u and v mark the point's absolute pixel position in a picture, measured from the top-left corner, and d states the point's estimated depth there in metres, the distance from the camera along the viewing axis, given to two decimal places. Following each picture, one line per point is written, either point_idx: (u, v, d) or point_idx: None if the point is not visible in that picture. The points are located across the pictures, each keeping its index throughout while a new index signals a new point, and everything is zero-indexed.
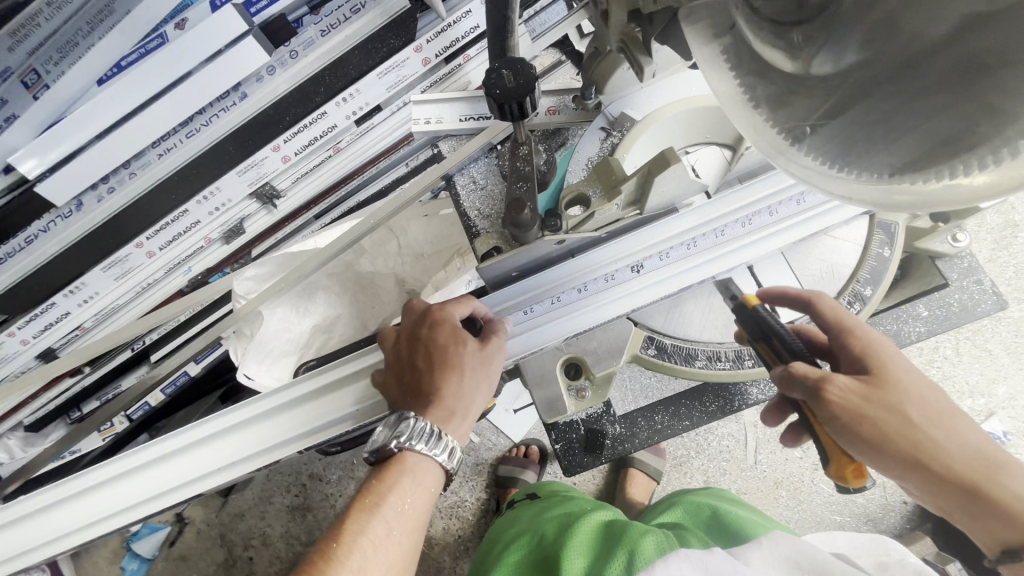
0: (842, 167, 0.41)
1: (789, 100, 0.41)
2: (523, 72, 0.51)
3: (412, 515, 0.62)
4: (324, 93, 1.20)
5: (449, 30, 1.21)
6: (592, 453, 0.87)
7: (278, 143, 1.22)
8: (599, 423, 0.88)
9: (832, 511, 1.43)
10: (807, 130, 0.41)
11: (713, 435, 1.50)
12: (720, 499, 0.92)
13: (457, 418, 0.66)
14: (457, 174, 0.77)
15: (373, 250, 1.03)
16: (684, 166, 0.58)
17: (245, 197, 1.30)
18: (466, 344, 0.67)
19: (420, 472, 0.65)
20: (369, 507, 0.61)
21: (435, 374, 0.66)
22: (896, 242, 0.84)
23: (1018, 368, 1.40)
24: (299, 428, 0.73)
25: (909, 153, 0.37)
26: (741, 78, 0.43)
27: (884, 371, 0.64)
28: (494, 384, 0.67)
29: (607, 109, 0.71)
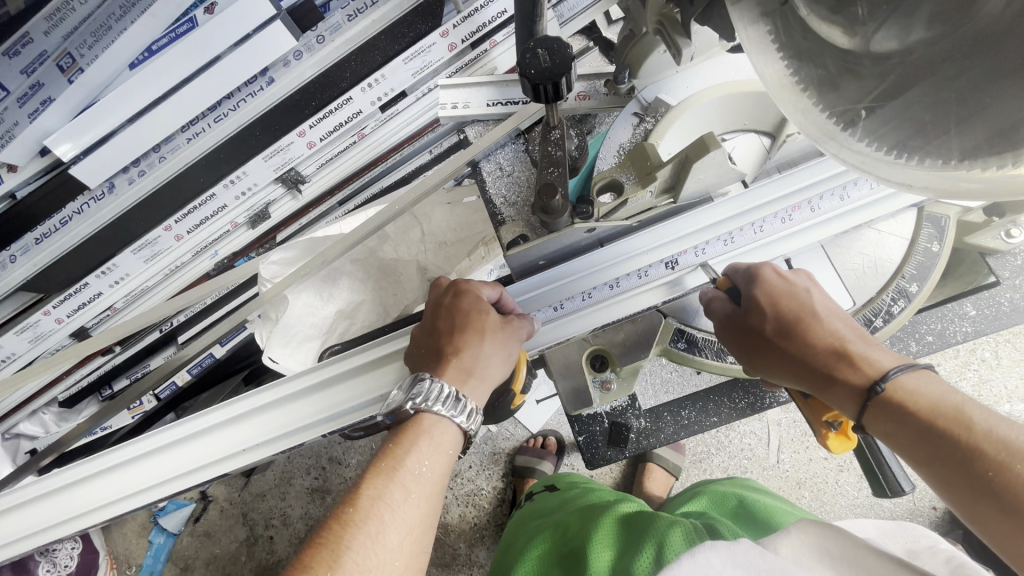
0: (895, 153, 0.40)
1: (839, 82, 0.39)
2: (559, 52, 0.50)
3: (431, 476, 0.61)
4: (350, 78, 1.20)
5: (475, 16, 1.18)
6: (615, 446, 0.86)
7: (303, 128, 1.23)
8: (624, 416, 0.87)
9: (856, 513, 1.39)
10: (861, 115, 0.39)
11: (734, 433, 1.48)
12: (747, 491, 0.91)
13: (476, 384, 0.64)
14: (483, 160, 0.76)
15: (397, 237, 1.03)
16: (724, 153, 0.56)
17: (271, 182, 1.31)
18: (487, 312, 0.66)
19: (436, 435, 0.63)
20: (385, 472, 0.60)
21: (454, 338, 0.65)
22: (946, 236, 0.81)
23: None
24: (320, 414, 0.71)
25: (972, 138, 0.35)
26: (790, 60, 0.41)
27: (777, 300, 0.68)
28: (513, 355, 0.66)
29: (641, 95, 0.69)
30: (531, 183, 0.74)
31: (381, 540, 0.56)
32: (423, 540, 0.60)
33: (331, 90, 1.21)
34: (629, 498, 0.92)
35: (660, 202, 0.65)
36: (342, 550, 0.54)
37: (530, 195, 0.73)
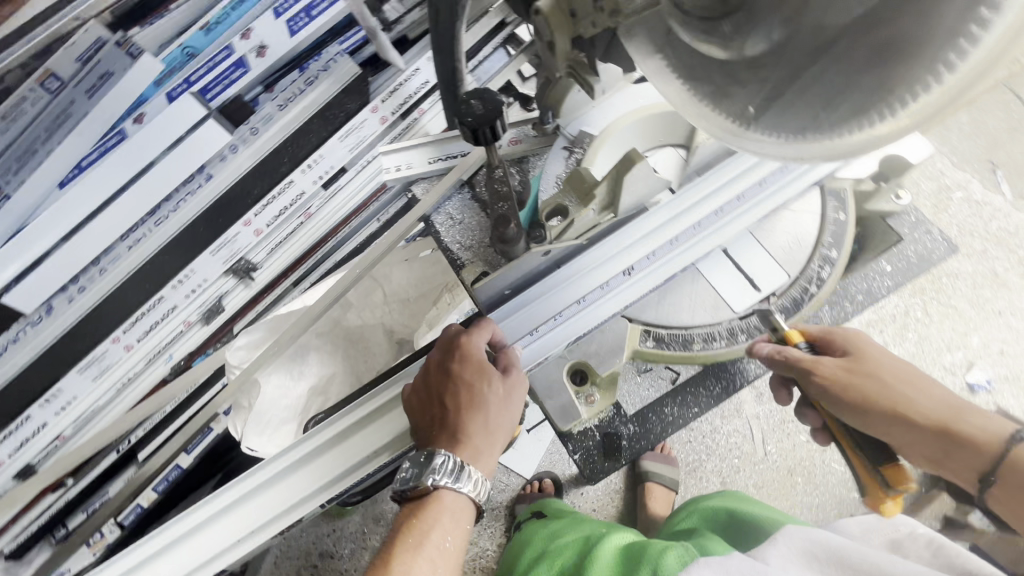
0: (783, 136, 0.47)
1: (727, 90, 0.48)
2: (490, 99, 0.56)
3: (454, 549, 0.65)
4: (289, 162, 1.25)
5: (401, 89, 1.29)
6: (611, 458, 0.86)
7: (249, 217, 1.23)
8: (614, 426, 0.88)
9: (848, 488, 1.45)
10: (751, 112, 0.47)
11: (720, 434, 1.52)
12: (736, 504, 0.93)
13: (491, 457, 0.69)
14: (434, 213, 0.80)
15: (359, 303, 1.04)
16: (648, 164, 0.65)
17: (221, 275, 1.27)
18: (491, 379, 0.69)
19: (454, 506, 0.67)
20: (411, 548, 0.63)
21: (464, 414, 0.69)
22: (848, 206, 0.94)
23: (981, 318, 1.56)
24: (314, 484, 0.70)
25: (839, 115, 0.43)
26: (684, 80, 0.50)
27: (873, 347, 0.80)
28: (517, 418, 0.72)
29: (567, 131, 0.76)
30: (483, 225, 0.78)
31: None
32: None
33: (271, 177, 1.24)
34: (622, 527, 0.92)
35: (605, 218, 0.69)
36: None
37: (483, 236, 0.77)
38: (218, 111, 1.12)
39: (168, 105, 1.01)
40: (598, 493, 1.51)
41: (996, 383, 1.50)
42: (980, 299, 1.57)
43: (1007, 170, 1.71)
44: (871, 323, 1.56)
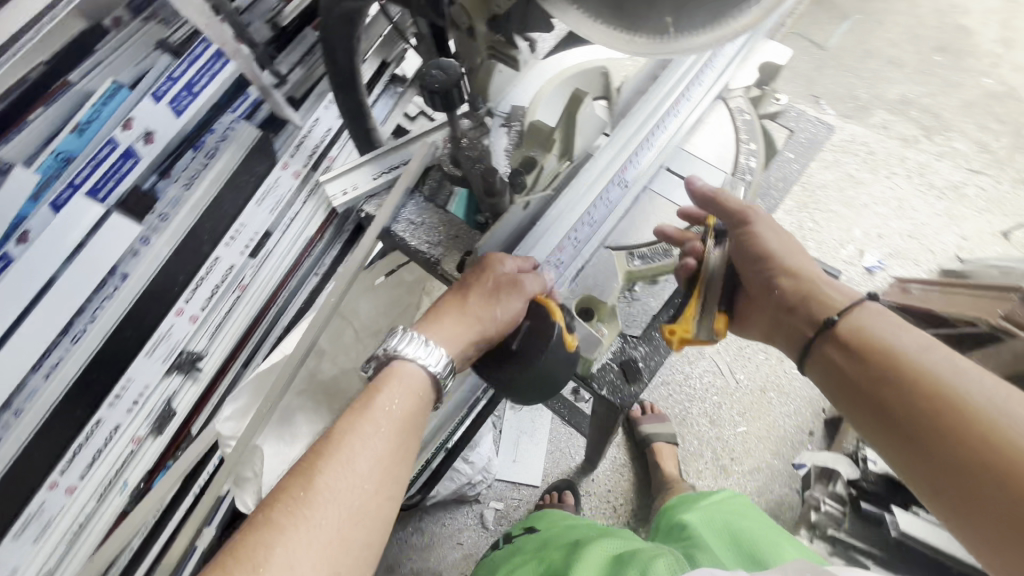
0: (704, 29, 0.52)
1: (642, 8, 0.53)
2: (449, 67, 0.57)
3: (401, 415, 0.62)
4: (209, 240, 1.19)
5: (307, 139, 1.35)
6: (635, 380, 0.81)
7: (180, 305, 1.16)
8: (625, 351, 0.83)
9: (811, 387, 1.63)
10: (669, 21, 0.52)
11: (695, 379, 1.64)
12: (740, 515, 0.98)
13: (464, 337, 0.65)
14: (394, 224, 0.81)
15: (333, 348, 1.00)
16: (592, 99, 0.69)
17: (162, 377, 1.16)
18: (494, 273, 0.66)
19: (410, 378, 0.64)
20: (359, 409, 0.62)
21: (449, 301, 0.68)
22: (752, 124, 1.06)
23: (855, 213, 1.85)
24: None
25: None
26: (599, 18, 0.54)
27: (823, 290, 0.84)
28: (514, 318, 0.66)
29: (500, 109, 0.80)
30: (444, 221, 0.81)
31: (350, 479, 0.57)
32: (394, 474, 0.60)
33: (194, 259, 1.17)
34: (609, 533, 0.95)
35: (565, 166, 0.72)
36: (302, 496, 0.55)
37: (448, 229, 0.80)
38: (115, 207, 1.03)
39: (55, 215, 0.94)
40: (609, 474, 1.56)
41: (885, 262, 1.77)
42: (850, 199, 1.87)
43: (826, 97, 2.07)
44: None
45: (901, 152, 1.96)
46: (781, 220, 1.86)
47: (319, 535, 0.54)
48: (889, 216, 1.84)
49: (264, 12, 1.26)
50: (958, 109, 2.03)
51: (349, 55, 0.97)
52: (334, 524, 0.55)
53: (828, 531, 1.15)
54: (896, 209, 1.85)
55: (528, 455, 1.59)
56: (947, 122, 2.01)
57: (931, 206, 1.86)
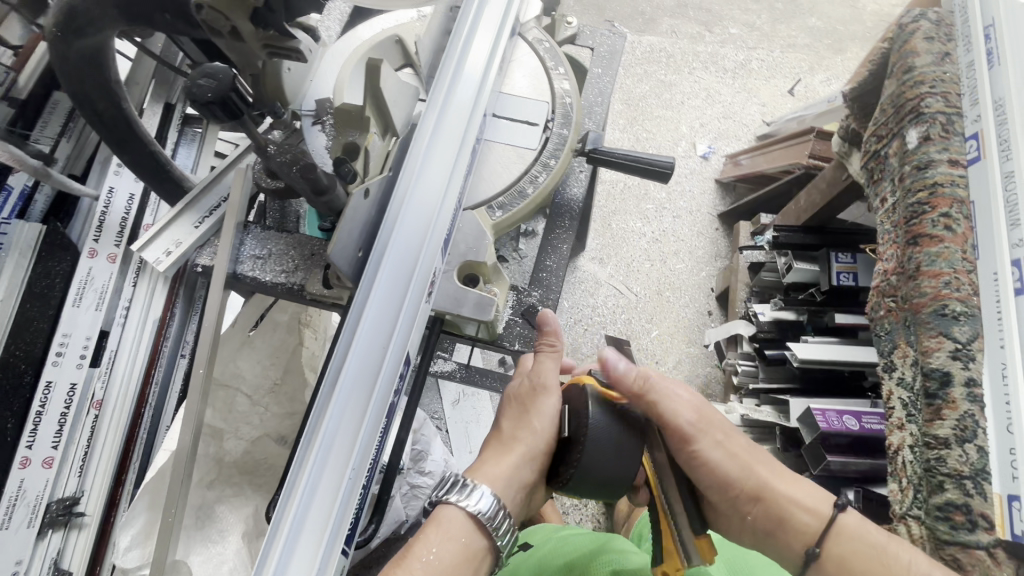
0: None
1: None
2: (218, 74, 0.53)
3: (440, 565, 0.59)
4: (30, 367, 1.02)
5: (108, 219, 1.13)
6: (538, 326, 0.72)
7: (23, 455, 0.98)
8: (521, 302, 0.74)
9: (696, 274, 1.80)
10: None
11: (602, 307, 1.73)
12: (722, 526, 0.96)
13: (510, 464, 0.66)
14: (239, 266, 0.73)
15: (230, 424, 0.90)
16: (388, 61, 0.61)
17: (36, 542, 0.96)
18: (529, 379, 0.72)
19: (449, 523, 0.62)
20: (396, 563, 0.60)
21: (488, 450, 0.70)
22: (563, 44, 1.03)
23: (678, 111, 2.03)
24: None
25: None
26: None
27: (777, 488, 0.72)
28: (550, 412, 0.69)
29: (304, 109, 0.73)
30: (293, 243, 0.75)
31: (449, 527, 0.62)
32: (472, 554, 0.61)
33: (19, 395, 1.00)
34: (605, 544, 0.85)
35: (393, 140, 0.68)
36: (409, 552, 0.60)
37: (301, 250, 0.74)
38: None
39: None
40: None
41: (714, 146, 1.98)
42: (670, 101, 2.05)
43: (619, 17, 2.23)
44: None
45: (694, 48, 2.17)
46: (621, 138, 1.99)
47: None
48: (704, 106, 2.05)
49: None
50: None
51: (113, 100, 0.83)
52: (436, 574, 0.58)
53: (749, 386, 1.30)
54: (706, 98, 2.07)
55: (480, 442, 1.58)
56: (719, 12, 2.26)
57: (731, 86, 2.10)
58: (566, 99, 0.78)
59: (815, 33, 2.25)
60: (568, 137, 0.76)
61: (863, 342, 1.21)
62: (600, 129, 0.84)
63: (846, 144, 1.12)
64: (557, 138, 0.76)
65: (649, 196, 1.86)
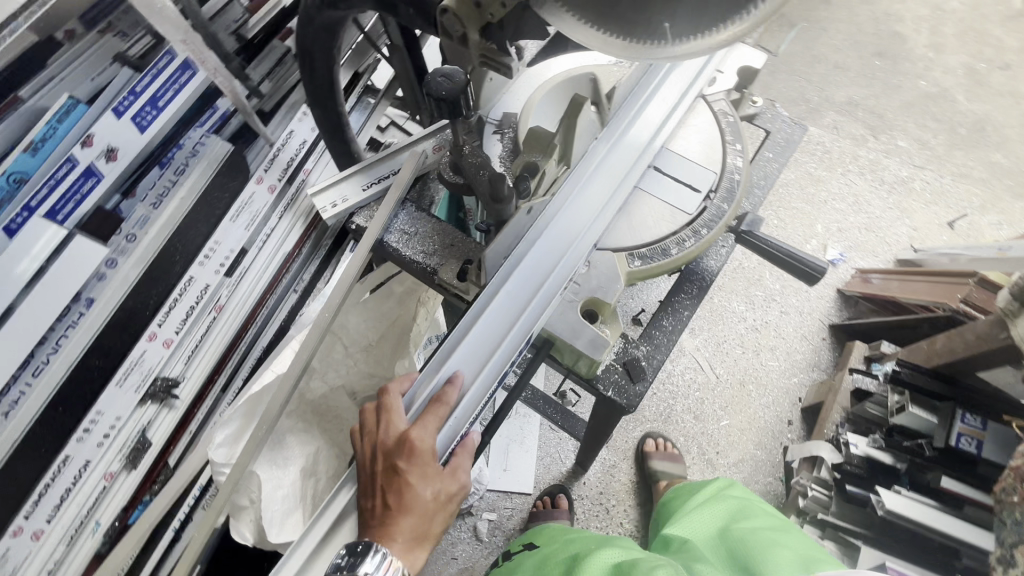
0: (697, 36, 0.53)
1: (639, 19, 0.55)
2: (453, 75, 0.59)
3: None
4: (182, 260, 1.16)
5: (279, 155, 1.30)
6: (639, 381, 0.72)
7: (153, 330, 1.11)
8: (628, 351, 0.74)
9: (788, 376, 1.69)
10: (667, 27, 0.54)
11: (677, 377, 1.69)
12: (738, 511, 0.95)
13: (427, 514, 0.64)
14: (387, 234, 0.80)
15: (322, 366, 0.98)
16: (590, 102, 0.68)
17: (136, 406, 1.10)
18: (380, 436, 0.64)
19: None
20: None
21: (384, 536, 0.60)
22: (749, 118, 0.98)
23: (817, 208, 1.94)
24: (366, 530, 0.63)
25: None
26: (595, 24, 0.57)
27: None
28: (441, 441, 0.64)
29: (490, 117, 0.80)
30: (439, 229, 0.81)
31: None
32: None
33: (165, 281, 1.13)
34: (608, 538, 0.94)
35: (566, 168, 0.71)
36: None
37: (445, 238, 0.80)
38: (78, 229, 1.02)
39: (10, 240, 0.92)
40: (600, 476, 1.58)
41: (846, 255, 1.87)
42: (811, 195, 1.97)
43: (783, 100, 2.20)
44: None
45: (854, 150, 2.07)
46: None
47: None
48: (848, 211, 1.94)
49: (229, 22, 1.23)
50: (902, 108, 2.18)
51: (330, 65, 0.96)
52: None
53: (817, 515, 1.21)
54: (853, 203, 1.96)
55: (517, 463, 1.59)
56: (892, 121, 2.15)
57: (884, 200, 1.97)
58: (734, 176, 0.78)
59: (996, 169, 2.06)
60: (727, 213, 0.75)
61: (968, 518, 1.09)
62: (757, 211, 0.84)
63: (1016, 303, 1.00)
64: (716, 209, 0.76)
65: (760, 283, 1.79)
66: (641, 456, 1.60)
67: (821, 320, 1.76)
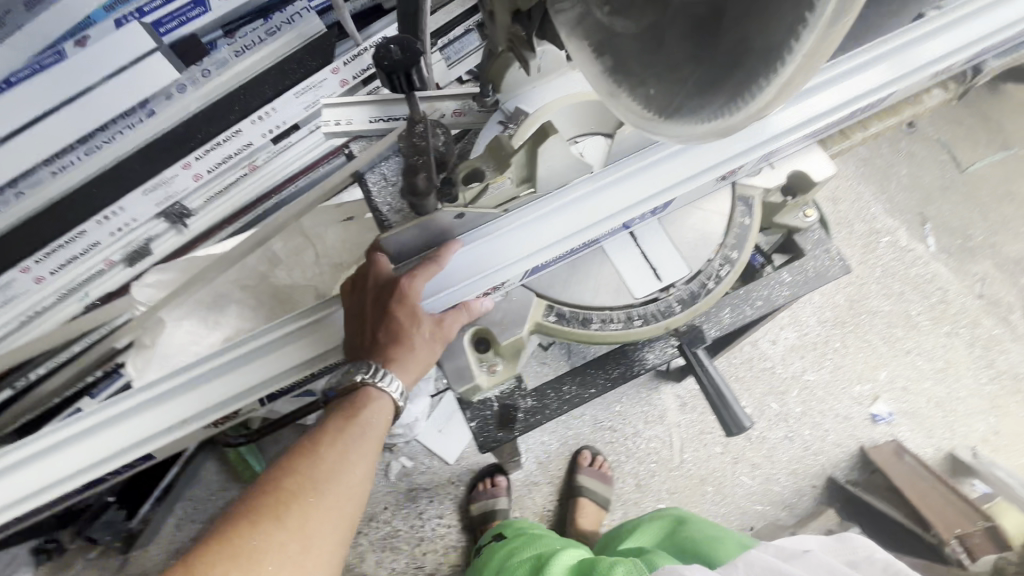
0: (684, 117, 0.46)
1: (639, 73, 0.49)
2: (411, 46, 0.52)
3: (321, 475, 0.63)
4: (238, 112, 1.23)
5: (364, 55, 1.27)
6: (506, 428, 0.76)
7: (189, 161, 1.21)
8: (511, 397, 0.78)
9: (753, 501, 1.54)
10: (653, 93, 0.48)
11: (641, 439, 1.61)
12: (680, 519, 0.95)
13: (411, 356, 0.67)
14: (368, 172, 0.79)
15: (289, 260, 1.03)
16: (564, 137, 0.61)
17: (152, 217, 1.24)
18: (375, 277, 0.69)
19: (333, 450, 0.65)
20: (290, 489, 0.62)
21: (194, 561, 0.55)
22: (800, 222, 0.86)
23: (894, 355, 1.68)
24: (213, 403, 0.72)
25: (723, 82, 0.43)
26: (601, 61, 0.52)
27: None
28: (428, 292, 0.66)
29: (505, 106, 0.72)
30: None
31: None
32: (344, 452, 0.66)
33: (218, 123, 1.22)
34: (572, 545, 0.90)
35: (522, 192, 0.66)
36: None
37: None
38: (171, 48, 1.14)
39: (115, 31, 1.07)
40: (518, 485, 1.58)
41: (895, 417, 1.62)
42: (895, 337, 1.70)
43: (933, 225, 1.87)
44: (794, 349, 1.68)
45: (977, 314, 1.74)
46: (813, 326, 1.72)
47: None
48: (928, 374, 1.66)
49: None
50: None
51: None
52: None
53: None
54: (940, 370, 1.66)
55: (453, 432, 1.61)
56: None
57: (979, 383, 1.66)
58: (710, 282, 0.78)
59: None
60: (674, 316, 0.76)
61: None
62: None
63: None
64: (667, 305, 0.77)
65: (781, 398, 1.62)
66: (564, 491, 1.57)
67: (823, 466, 1.57)
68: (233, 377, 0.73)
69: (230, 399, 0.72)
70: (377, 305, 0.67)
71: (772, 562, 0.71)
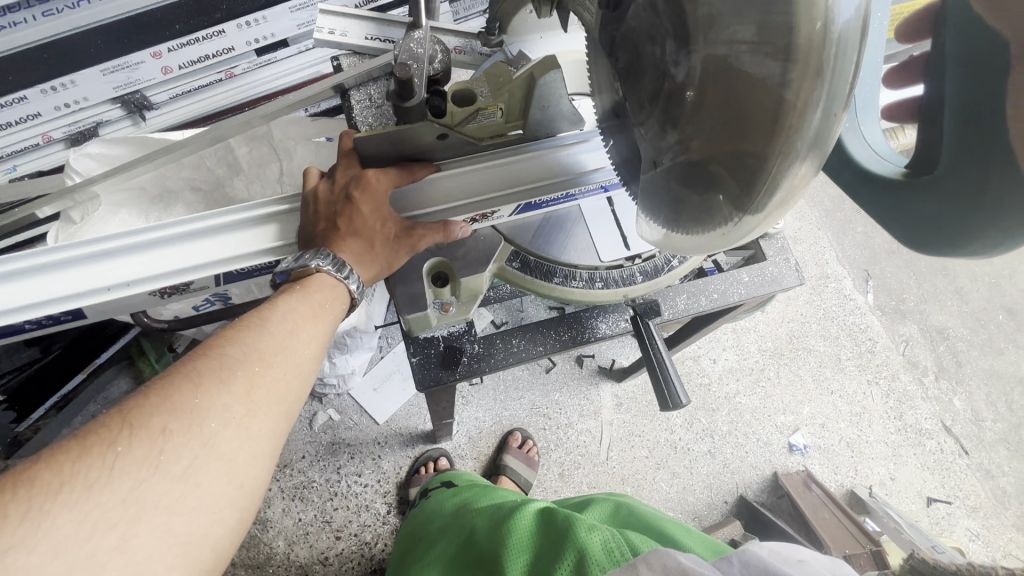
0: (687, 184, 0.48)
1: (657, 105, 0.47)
2: None
3: (266, 348, 0.59)
4: (225, 11, 1.12)
5: None
6: (447, 368, 0.79)
7: (160, 50, 1.13)
8: (459, 340, 0.81)
9: (667, 507, 1.58)
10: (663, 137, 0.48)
11: (573, 430, 1.63)
12: (621, 504, 0.87)
13: (365, 255, 0.67)
14: (353, 89, 0.76)
15: (251, 172, 0.97)
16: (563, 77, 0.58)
17: (107, 100, 1.18)
18: (344, 167, 0.68)
19: (285, 326, 0.62)
20: (234, 361, 0.56)
21: (128, 413, 0.48)
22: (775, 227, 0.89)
23: (818, 392, 1.78)
24: (121, 277, 0.63)
25: (720, 173, 0.44)
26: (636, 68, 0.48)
27: None
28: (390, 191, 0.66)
29: (508, 49, 0.72)
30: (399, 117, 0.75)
31: (151, 467, 0.46)
32: (293, 332, 0.62)
33: (201, 18, 1.11)
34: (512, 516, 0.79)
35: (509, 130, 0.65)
36: (87, 476, 0.43)
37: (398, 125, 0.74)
38: None
39: None
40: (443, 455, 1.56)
41: (809, 450, 1.70)
42: (821, 375, 1.80)
43: (875, 282, 2.00)
44: (731, 371, 1.77)
45: (898, 369, 1.86)
46: (751, 353, 1.80)
47: (161, 525, 0.45)
48: (845, 415, 1.76)
49: None
50: (982, 372, 1.93)
51: None
52: (161, 511, 0.45)
53: None
54: (856, 413, 1.77)
55: (389, 392, 1.60)
56: (962, 377, 1.91)
57: (888, 431, 1.76)
58: (675, 260, 0.80)
59: None
60: (634, 285, 0.78)
61: None
62: None
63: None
64: (629, 274, 0.79)
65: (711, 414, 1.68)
66: (489, 467, 1.57)
67: (737, 485, 1.62)
68: (175, 251, 0.65)
69: (162, 275, 0.64)
70: (343, 195, 0.66)
71: (773, 563, 0.55)
